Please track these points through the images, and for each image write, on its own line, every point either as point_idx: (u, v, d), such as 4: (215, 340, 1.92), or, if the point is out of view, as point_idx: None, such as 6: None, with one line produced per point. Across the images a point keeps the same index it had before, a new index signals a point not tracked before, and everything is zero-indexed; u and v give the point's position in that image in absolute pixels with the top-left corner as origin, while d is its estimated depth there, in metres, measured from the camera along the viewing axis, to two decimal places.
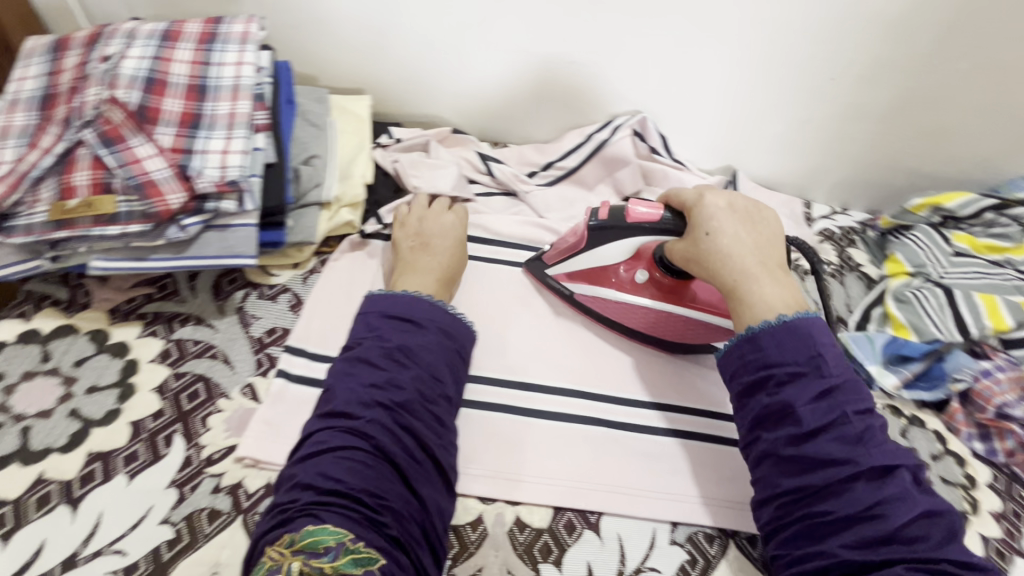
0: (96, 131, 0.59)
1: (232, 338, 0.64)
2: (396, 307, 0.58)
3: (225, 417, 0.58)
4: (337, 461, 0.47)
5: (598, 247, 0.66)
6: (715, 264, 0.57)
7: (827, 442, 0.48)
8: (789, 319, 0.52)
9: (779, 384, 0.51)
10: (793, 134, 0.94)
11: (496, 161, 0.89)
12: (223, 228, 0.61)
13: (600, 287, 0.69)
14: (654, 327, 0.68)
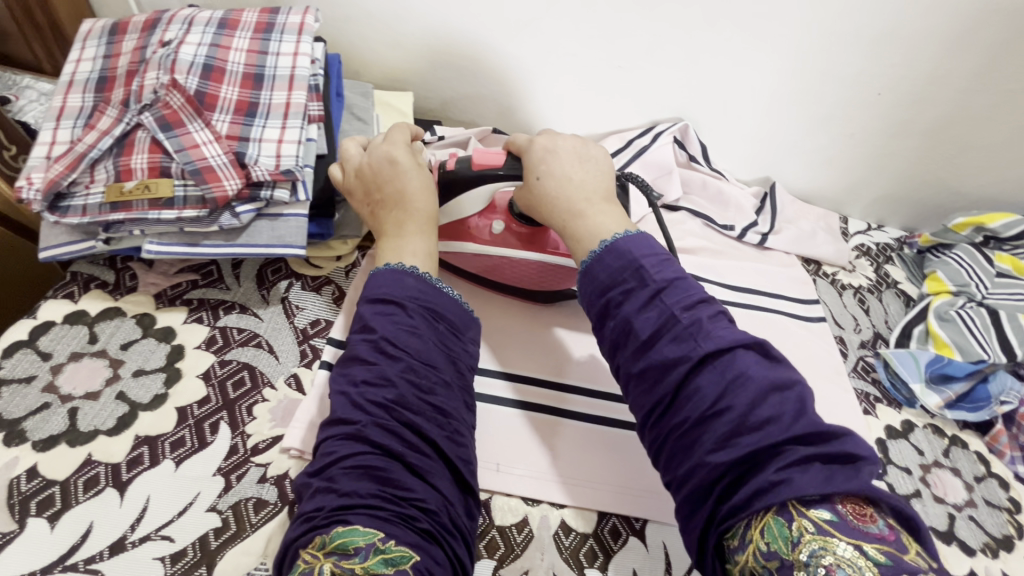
0: (155, 114, 0.59)
1: (277, 329, 0.64)
2: (377, 290, 0.52)
3: (270, 407, 0.57)
4: (345, 465, 0.43)
5: (447, 199, 0.63)
6: (547, 205, 0.58)
7: (666, 346, 0.45)
8: (614, 243, 0.51)
9: (618, 305, 0.49)
10: (834, 148, 0.94)
11: None
12: (275, 217, 0.61)
13: (461, 239, 0.67)
14: (530, 282, 0.69)
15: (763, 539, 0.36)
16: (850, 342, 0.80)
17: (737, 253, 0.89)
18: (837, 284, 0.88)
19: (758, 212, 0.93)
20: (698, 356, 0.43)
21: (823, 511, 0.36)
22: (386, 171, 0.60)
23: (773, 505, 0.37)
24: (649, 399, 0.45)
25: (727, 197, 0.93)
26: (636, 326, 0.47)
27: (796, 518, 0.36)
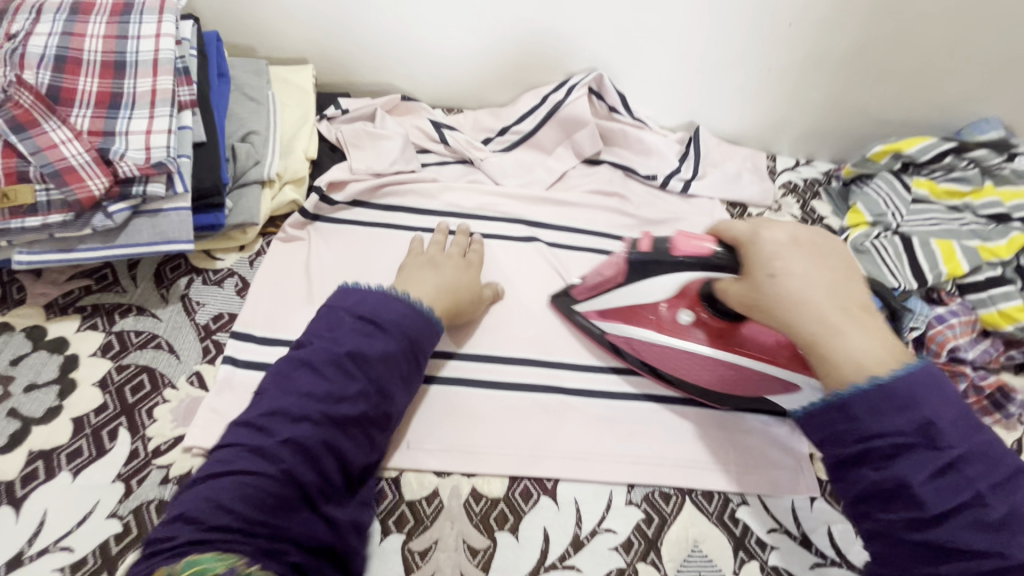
0: (4, 116, 0.54)
1: (177, 327, 0.62)
2: (367, 306, 0.52)
3: (172, 407, 0.57)
4: (237, 489, 0.41)
5: (633, 284, 0.61)
6: (784, 313, 0.46)
7: (924, 488, 0.38)
8: (886, 381, 0.40)
9: (885, 457, 0.39)
10: (754, 86, 0.92)
11: (450, 128, 0.87)
12: (155, 213, 0.59)
13: (637, 326, 0.64)
14: (688, 373, 0.63)
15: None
16: None
17: (660, 203, 0.88)
18: None
19: (681, 159, 0.92)
20: (994, 509, 0.36)
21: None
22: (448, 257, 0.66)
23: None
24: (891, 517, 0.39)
25: (651, 146, 0.90)
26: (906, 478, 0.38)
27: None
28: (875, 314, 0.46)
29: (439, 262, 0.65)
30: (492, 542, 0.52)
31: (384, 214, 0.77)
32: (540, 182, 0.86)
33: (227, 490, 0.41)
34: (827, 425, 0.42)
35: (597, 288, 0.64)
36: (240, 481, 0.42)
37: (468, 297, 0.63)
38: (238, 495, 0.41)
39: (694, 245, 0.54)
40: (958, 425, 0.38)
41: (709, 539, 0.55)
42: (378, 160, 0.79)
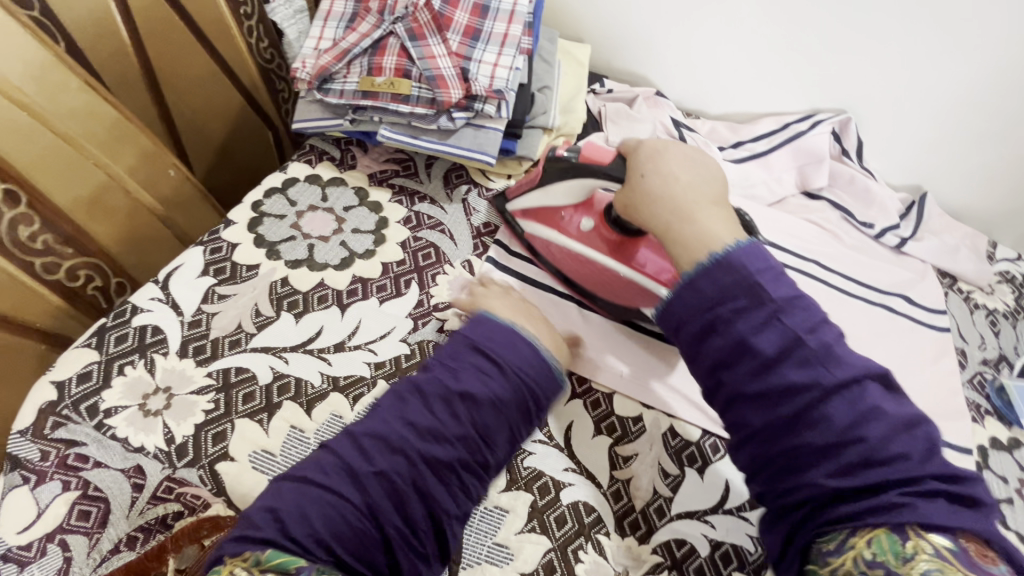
0: (405, 26, 0.72)
1: (457, 222, 0.77)
2: (487, 341, 0.56)
3: (450, 278, 0.71)
4: (424, 414, 0.51)
5: (550, 188, 0.69)
6: (648, 203, 0.57)
7: (789, 369, 0.45)
8: (732, 256, 0.49)
9: (728, 321, 0.47)
10: (1003, 169, 0.91)
11: (689, 130, 0.96)
12: (479, 126, 0.73)
13: (550, 227, 0.72)
14: (593, 284, 0.70)
15: (870, 550, 0.39)
16: (971, 356, 0.81)
17: (871, 250, 0.90)
18: (970, 302, 0.87)
19: (901, 217, 0.93)
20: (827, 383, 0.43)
21: (944, 540, 0.38)
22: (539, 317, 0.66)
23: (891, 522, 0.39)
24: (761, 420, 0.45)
25: (875, 196, 0.93)
26: (754, 344, 0.46)
27: (911, 539, 0.38)
28: (720, 209, 0.55)
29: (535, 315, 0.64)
30: (682, 471, 0.60)
31: None
32: (761, 199, 0.94)
33: (413, 415, 0.52)
34: (703, 300, 0.48)
35: (528, 184, 0.72)
36: (426, 406, 0.52)
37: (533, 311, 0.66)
38: (427, 419, 0.51)
39: (602, 155, 0.63)
40: (781, 283, 0.47)
41: None
42: (629, 138, 0.90)
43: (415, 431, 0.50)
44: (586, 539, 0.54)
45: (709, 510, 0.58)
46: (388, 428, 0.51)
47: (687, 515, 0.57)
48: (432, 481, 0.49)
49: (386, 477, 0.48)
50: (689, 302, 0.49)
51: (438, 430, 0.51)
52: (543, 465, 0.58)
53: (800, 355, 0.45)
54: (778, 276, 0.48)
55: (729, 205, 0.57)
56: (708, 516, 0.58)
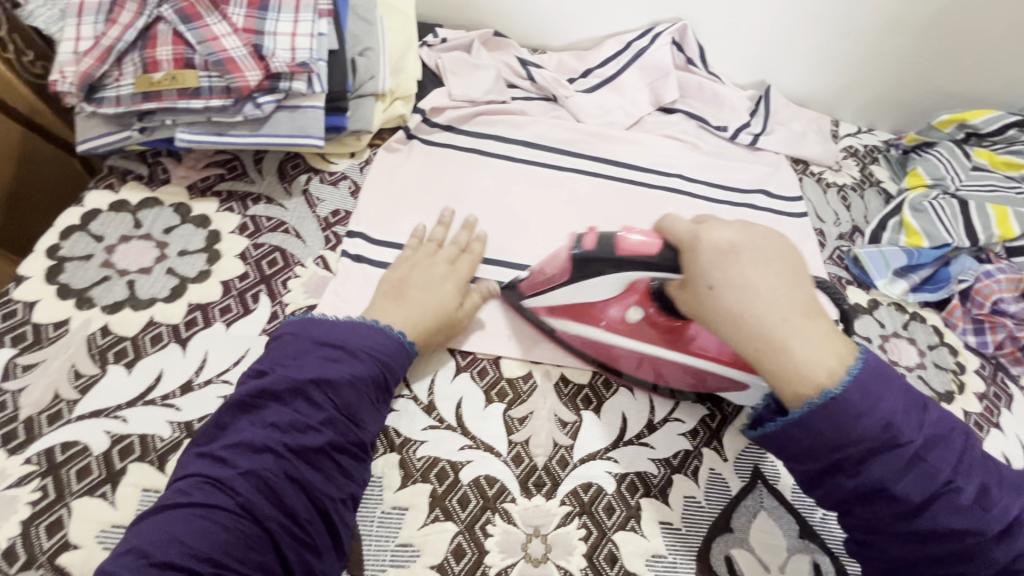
0: (174, 7, 0.61)
1: (301, 217, 0.70)
2: (329, 332, 0.54)
3: (303, 281, 0.65)
4: (283, 411, 0.49)
5: (581, 283, 0.58)
6: (722, 321, 0.49)
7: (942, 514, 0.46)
8: (834, 395, 0.46)
9: (857, 463, 0.47)
10: (828, 49, 0.96)
11: (537, 66, 0.92)
12: (294, 108, 0.66)
13: (583, 323, 0.63)
14: (600, 358, 0.63)
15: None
16: (828, 234, 0.86)
17: (729, 153, 0.92)
18: (823, 182, 0.93)
19: (751, 114, 0.96)
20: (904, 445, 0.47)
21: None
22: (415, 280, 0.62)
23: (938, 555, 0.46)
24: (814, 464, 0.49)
25: (722, 100, 0.95)
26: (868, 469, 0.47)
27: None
28: (819, 313, 0.49)
29: (408, 289, 0.61)
30: (579, 417, 0.60)
31: (476, 140, 0.83)
32: (618, 124, 0.91)
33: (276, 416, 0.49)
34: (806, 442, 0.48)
35: (545, 286, 0.61)
36: (282, 405, 0.50)
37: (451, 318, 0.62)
38: (286, 416, 0.49)
39: (646, 246, 0.53)
40: (927, 420, 0.47)
41: None
42: (474, 87, 0.85)
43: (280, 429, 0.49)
44: (493, 512, 0.53)
45: (609, 446, 0.59)
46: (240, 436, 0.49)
47: (590, 458, 0.58)
48: (302, 471, 0.48)
49: (255, 474, 0.46)
50: (805, 442, 0.48)
51: (297, 425, 0.49)
52: (438, 451, 0.56)
53: (931, 475, 0.46)
54: (887, 386, 0.47)
55: (822, 306, 0.50)
56: (609, 453, 0.59)
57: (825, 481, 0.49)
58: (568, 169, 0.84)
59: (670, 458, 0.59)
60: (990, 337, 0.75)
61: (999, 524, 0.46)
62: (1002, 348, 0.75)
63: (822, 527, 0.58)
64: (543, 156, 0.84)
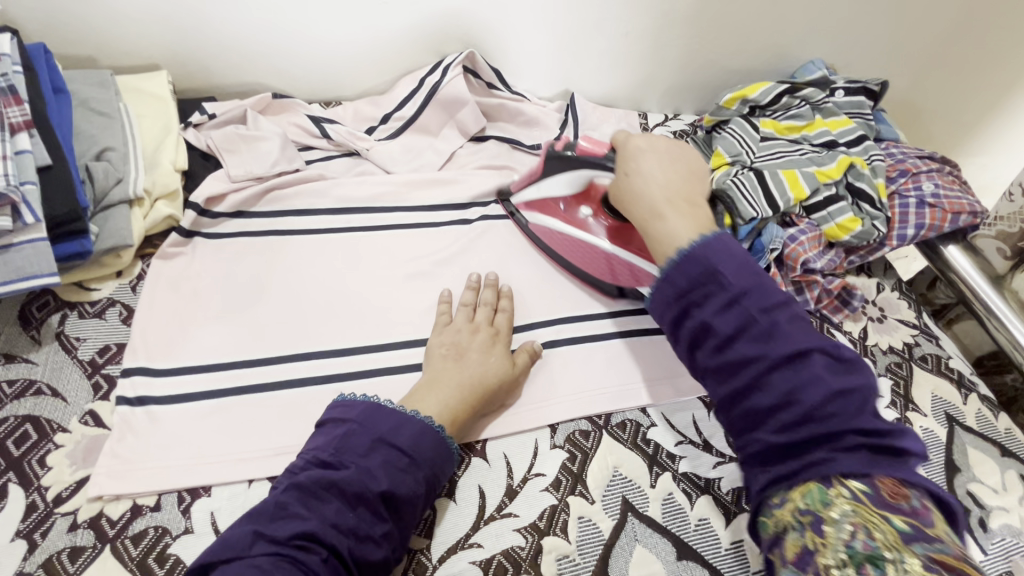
0: None
1: (57, 369, 0.58)
2: (365, 425, 0.53)
3: (68, 451, 0.53)
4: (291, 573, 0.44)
5: (549, 180, 0.76)
6: (631, 201, 0.66)
7: (745, 344, 0.52)
8: (688, 249, 0.56)
9: (698, 308, 0.55)
10: (617, 50, 0.98)
11: (330, 122, 0.85)
12: (4, 249, 0.54)
13: (552, 216, 0.77)
14: (573, 255, 0.76)
15: (803, 499, 0.46)
16: None
17: None
18: None
19: (562, 126, 0.96)
20: (774, 356, 0.50)
21: (861, 484, 0.45)
22: (464, 339, 0.64)
23: (816, 476, 0.46)
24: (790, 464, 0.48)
25: (531, 118, 0.94)
26: (714, 327, 0.53)
27: (834, 486, 0.45)
28: (703, 209, 0.64)
29: (465, 350, 0.63)
30: (432, 509, 0.55)
31: (271, 220, 0.74)
32: (431, 165, 0.87)
33: (325, 516, 0.47)
34: (673, 284, 0.56)
35: (530, 182, 0.79)
36: (349, 505, 0.48)
37: (499, 389, 0.61)
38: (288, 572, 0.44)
39: (595, 148, 0.72)
40: (739, 273, 0.54)
41: (627, 462, 0.61)
42: (255, 161, 0.76)
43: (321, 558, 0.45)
44: None
45: (470, 531, 0.54)
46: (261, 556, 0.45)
47: (450, 552, 0.53)
48: None
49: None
50: (666, 292, 0.57)
51: (363, 528, 0.48)
52: None
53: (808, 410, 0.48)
54: (760, 285, 0.54)
55: (705, 203, 0.66)
56: (471, 539, 0.54)
57: (741, 412, 0.52)
58: (379, 228, 0.77)
59: (536, 521, 0.56)
60: (808, 294, 0.81)
61: (823, 392, 0.48)
62: (820, 302, 0.81)
63: (696, 540, 0.57)
64: (351, 222, 0.76)
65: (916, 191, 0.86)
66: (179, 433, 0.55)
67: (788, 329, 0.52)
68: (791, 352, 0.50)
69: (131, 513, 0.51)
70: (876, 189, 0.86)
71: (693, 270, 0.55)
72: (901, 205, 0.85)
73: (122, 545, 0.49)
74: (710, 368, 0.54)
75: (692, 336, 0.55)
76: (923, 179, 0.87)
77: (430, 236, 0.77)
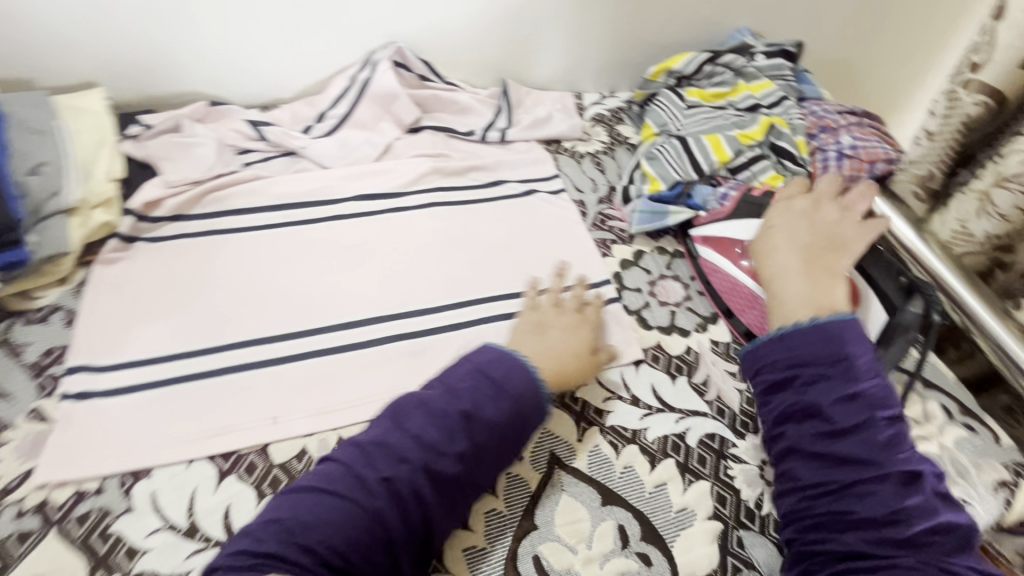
0: None
1: (4, 373, 0.61)
2: (486, 361, 0.58)
3: (14, 446, 0.56)
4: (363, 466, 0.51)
5: (736, 223, 0.77)
6: (763, 255, 0.69)
7: (847, 442, 0.53)
8: (821, 323, 0.59)
9: (805, 383, 0.57)
10: (544, 34, 1.01)
11: (268, 125, 0.88)
12: None
13: (726, 257, 0.77)
14: (734, 300, 0.75)
15: None
16: (589, 202, 0.90)
17: (484, 154, 0.94)
18: (576, 155, 0.97)
19: (497, 112, 0.99)
20: (886, 468, 0.52)
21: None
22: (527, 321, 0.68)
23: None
24: (814, 479, 0.53)
25: (465, 107, 0.97)
26: (832, 416, 0.54)
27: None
28: (840, 286, 0.63)
29: (547, 326, 0.67)
30: None
31: (209, 220, 0.77)
32: (366, 158, 0.88)
33: (455, 404, 0.55)
34: (790, 354, 0.58)
35: (716, 219, 0.80)
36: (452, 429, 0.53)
37: (579, 364, 0.64)
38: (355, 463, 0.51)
39: None
40: (866, 371, 0.56)
41: (555, 421, 0.64)
42: (191, 167, 0.80)
43: (297, 531, 0.47)
44: None
45: None
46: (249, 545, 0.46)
47: None
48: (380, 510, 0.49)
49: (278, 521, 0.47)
50: (780, 356, 0.59)
51: (440, 445, 0.52)
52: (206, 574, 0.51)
53: (878, 439, 0.53)
54: (868, 370, 0.56)
55: (836, 277, 0.64)
56: None
57: (789, 430, 0.56)
58: (315, 220, 0.80)
59: None
60: None
61: (901, 471, 0.52)
62: None
63: (621, 486, 0.60)
64: (288, 217, 0.79)
65: (835, 144, 0.89)
66: (122, 421, 0.59)
67: (898, 449, 0.53)
68: (904, 472, 0.52)
69: (76, 497, 0.54)
70: (797, 146, 0.89)
71: (819, 347, 0.57)
72: (821, 159, 0.88)
73: (68, 527, 0.52)
74: (800, 449, 0.55)
75: (790, 408, 0.57)
76: (842, 133, 0.90)
77: (365, 223, 0.80)
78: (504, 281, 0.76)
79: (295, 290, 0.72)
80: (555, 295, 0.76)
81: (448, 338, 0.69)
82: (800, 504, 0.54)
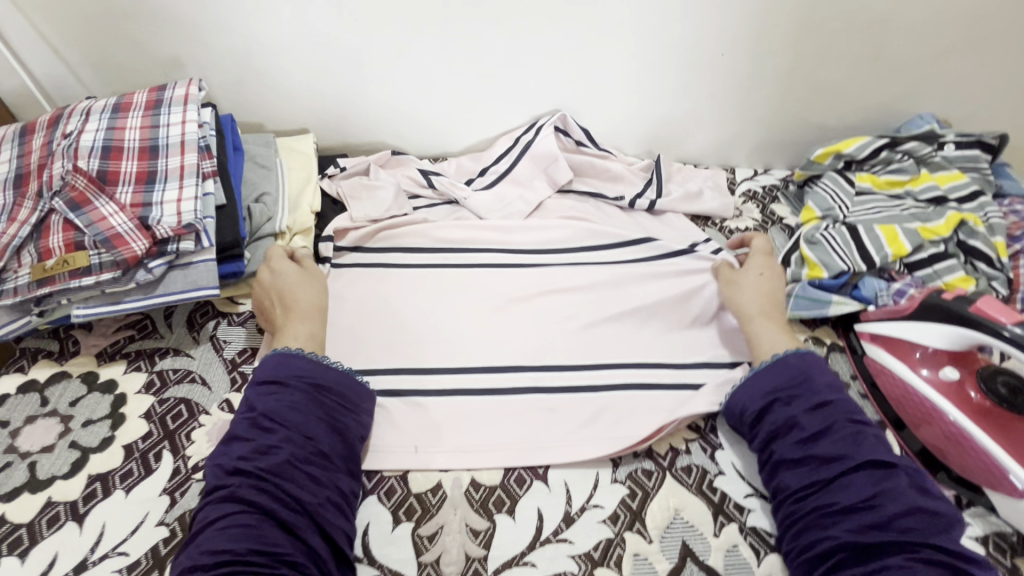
0: (63, 198, 0.67)
1: (208, 363, 0.72)
2: (267, 369, 0.61)
3: (207, 430, 0.65)
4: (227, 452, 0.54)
5: (916, 324, 0.68)
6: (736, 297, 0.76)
7: (823, 444, 0.58)
8: (785, 356, 0.66)
9: (780, 405, 0.62)
10: (704, 109, 1.02)
11: (436, 174, 0.97)
12: (186, 265, 0.70)
13: (901, 361, 0.69)
14: (909, 408, 0.68)
15: None
16: None
17: (631, 220, 0.96)
18: (725, 230, 0.96)
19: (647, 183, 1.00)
20: (856, 459, 0.55)
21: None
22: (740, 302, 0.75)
23: None
24: (802, 482, 0.57)
25: (616, 173, 1.00)
26: (799, 422, 0.60)
27: None
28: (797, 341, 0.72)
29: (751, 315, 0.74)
30: (492, 523, 0.59)
31: (380, 255, 0.86)
32: (519, 213, 0.94)
33: (262, 407, 0.57)
34: (766, 384, 0.64)
35: (887, 315, 0.72)
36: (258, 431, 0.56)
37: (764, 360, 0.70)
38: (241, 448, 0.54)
39: (999, 310, 0.61)
40: (829, 380, 0.63)
41: (690, 507, 0.61)
42: (372, 207, 0.90)
43: (246, 454, 0.54)
44: None
45: (526, 550, 0.57)
46: (215, 475, 0.53)
47: (505, 566, 0.56)
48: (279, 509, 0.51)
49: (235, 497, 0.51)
50: (752, 389, 0.64)
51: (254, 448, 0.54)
52: None
53: (845, 437, 0.57)
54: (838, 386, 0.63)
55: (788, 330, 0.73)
56: (526, 557, 0.56)
57: (774, 446, 0.60)
58: (469, 266, 0.86)
59: (591, 551, 0.57)
60: None
61: (869, 458, 0.55)
62: None
63: None
64: (445, 259, 0.86)
65: None
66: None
67: (873, 444, 0.57)
68: (872, 460, 0.55)
69: None
70: (995, 248, 0.79)
71: (776, 374, 0.64)
72: None
73: None
74: (786, 459, 0.59)
75: (775, 425, 0.61)
76: None
77: (514, 274, 0.85)
78: (643, 349, 0.76)
79: (442, 325, 0.77)
80: (696, 373, 0.73)
81: (582, 398, 0.70)
82: (792, 505, 0.56)
